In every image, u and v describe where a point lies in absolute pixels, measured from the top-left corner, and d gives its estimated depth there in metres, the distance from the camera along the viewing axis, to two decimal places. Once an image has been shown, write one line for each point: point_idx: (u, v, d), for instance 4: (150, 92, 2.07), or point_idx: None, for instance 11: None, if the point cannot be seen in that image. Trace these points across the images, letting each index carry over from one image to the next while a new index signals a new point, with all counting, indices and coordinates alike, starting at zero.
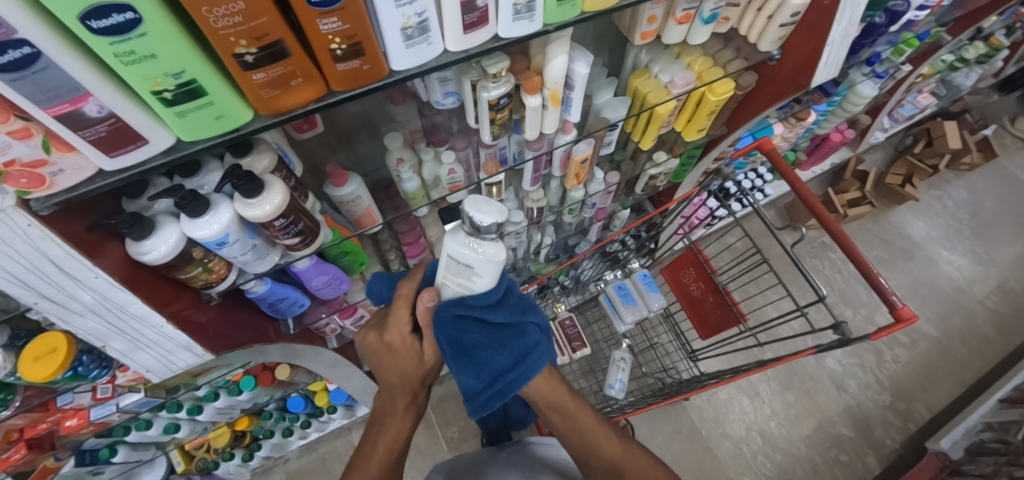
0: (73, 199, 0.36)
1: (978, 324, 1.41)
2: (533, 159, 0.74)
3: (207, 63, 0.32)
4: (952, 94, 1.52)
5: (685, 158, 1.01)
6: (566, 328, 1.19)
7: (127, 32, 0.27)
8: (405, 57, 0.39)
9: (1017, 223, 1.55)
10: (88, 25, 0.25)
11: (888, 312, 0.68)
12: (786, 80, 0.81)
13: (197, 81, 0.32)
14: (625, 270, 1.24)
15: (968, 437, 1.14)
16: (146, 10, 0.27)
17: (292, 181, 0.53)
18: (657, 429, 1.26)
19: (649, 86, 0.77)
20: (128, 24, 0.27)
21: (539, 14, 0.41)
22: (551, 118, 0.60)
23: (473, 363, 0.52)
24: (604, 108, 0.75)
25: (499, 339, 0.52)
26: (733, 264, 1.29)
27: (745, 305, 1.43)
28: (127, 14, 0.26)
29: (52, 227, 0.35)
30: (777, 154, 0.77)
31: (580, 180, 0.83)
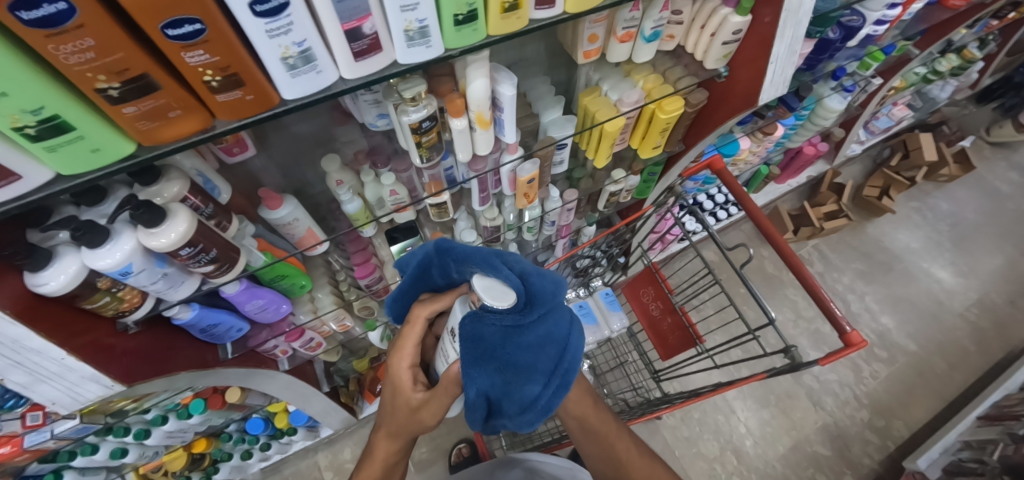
0: None
1: (959, 338, 1.38)
2: (477, 178, 0.73)
3: (71, 96, 0.31)
4: (929, 106, 1.51)
5: (646, 175, 0.99)
6: None
7: None
8: (294, 86, 0.38)
9: (998, 234, 1.53)
10: None
11: (838, 337, 0.66)
12: (739, 97, 0.79)
13: (61, 118, 0.31)
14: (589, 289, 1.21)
15: (946, 455, 1.10)
16: None
17: (210, 207, 0.52)
18: None
19: (599, 105, 0.77)
20: None
21: (436, 40, 0.40)
22: (485, 138, 0.59)
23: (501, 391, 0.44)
24: (551, 127, 0.75)
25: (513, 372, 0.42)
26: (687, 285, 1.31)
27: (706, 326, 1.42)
28: None
29: None
30: (727, 173, 0.76)
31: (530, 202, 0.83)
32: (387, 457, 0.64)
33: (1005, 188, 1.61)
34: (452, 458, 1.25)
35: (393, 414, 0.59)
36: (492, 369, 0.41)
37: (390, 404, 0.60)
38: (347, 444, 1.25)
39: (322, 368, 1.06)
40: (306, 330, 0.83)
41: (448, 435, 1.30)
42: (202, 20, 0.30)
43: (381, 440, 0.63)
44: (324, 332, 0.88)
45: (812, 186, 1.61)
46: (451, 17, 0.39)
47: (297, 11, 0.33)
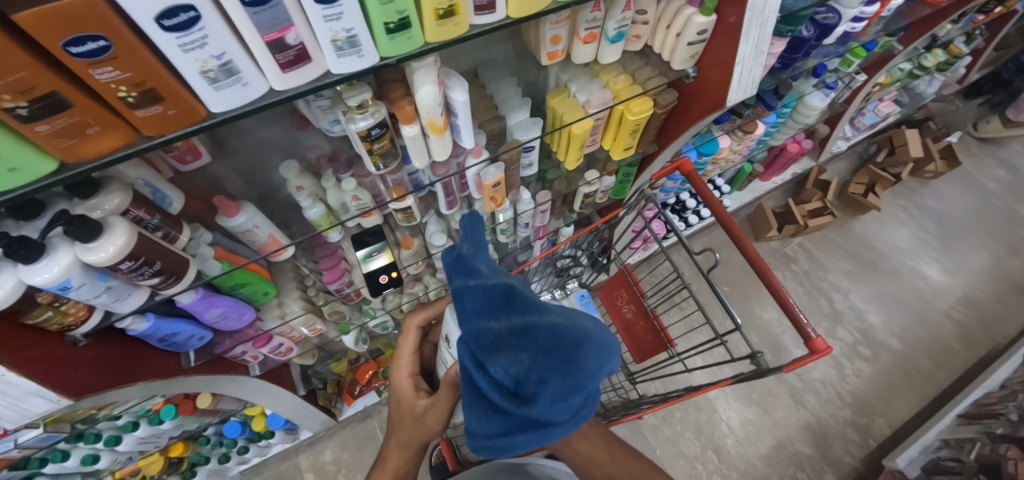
0: None
1: (943, 335, 1.38)
2: (441, 182, 0.72)
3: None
4: (914, 102, 1.50)
5: (621, 176, 0.98)
6: None
7: None
8: (219, 98, 0.38)
9: (985, 231, 1.52)
10: None
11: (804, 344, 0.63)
12: (708, 98, 0.77)
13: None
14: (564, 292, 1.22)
15: (925, 454, 1.09)
16: None
17: (156, 219, 0.52)
18: None
19: (566, 106, 0.76)
20: None
21: (367, 49, 0.40)
22: (441, 143, 0.58)
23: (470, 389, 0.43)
24: (516, 130, 0.74)
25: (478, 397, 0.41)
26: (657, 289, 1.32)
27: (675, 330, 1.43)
28: None
29: None
30: (696, 176, 0.75)
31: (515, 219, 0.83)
32: (399, 469, 0.63)
33: (992, 184, 1.60)
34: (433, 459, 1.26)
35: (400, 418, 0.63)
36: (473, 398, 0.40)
37: (397, 415, 0.64)
38: (328, 445, 1.26)
39: (298, 372, 1.07)
40: (274, 336, 0.84)
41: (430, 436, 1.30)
42: (106, 37, 0.29)
43: (392, 451, 0.63)
44: (293, 336, 0.88)
45: (797, 183, 1.60)
46: (382, 25, 0.38)
47: (212, 25, 0.32)
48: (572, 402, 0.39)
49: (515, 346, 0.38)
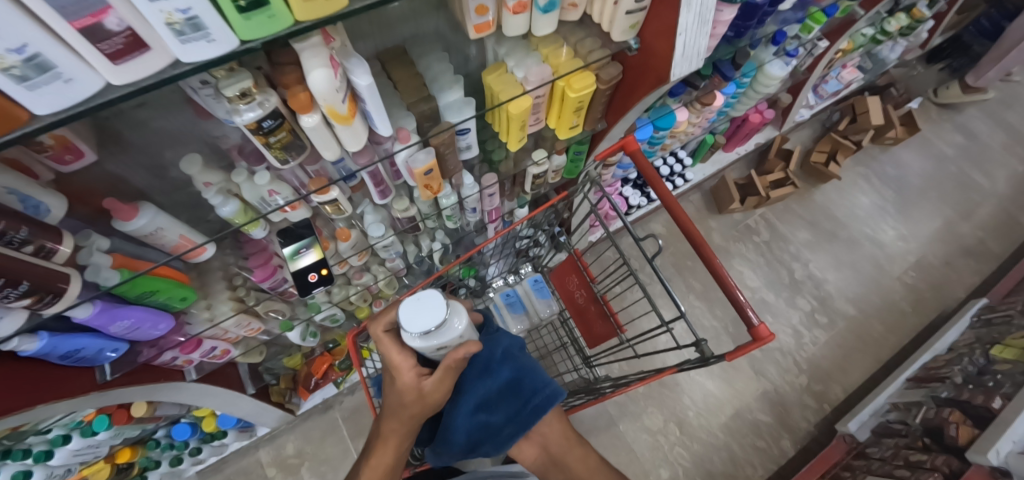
0: None
1: (895, 300, 1.42)
2: (367, 171, 0.67)
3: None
4: (877, 68, 1.47)
5: (572, 154, 0.94)
6: None
7: None
8: (39, 99, 0.32)
9: (941, 197, 1.55)
10: None
11: (746, 332, 0.60)
12: (652, 72, 0.73)
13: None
14: (518, 276, 1.20)
15: (875, 417, 1.13)
16: None
17: (24, 232, 0.45)
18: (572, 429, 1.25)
19: (502, 83, 0.71)
20: None
21: (218, 33, 0.34)
22: (352, 132, 0.53)
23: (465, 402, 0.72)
24: (448, 111, 0.69)
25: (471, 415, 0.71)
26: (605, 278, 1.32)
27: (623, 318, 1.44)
28: None
29: None
30: (640, 156, 0.71)
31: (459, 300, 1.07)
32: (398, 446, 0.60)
33: (949, 150, 1.62)
34: None
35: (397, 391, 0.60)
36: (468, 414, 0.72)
37: (395, 400, 0.59)
38: (290, 438, 1.27)
39: (246, 370, 1.07)
40: (205, 340, 0.82)
41: None
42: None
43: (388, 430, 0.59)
44: (227, 339, 0.87)
45: (760, 153, 1.59)
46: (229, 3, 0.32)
47: None
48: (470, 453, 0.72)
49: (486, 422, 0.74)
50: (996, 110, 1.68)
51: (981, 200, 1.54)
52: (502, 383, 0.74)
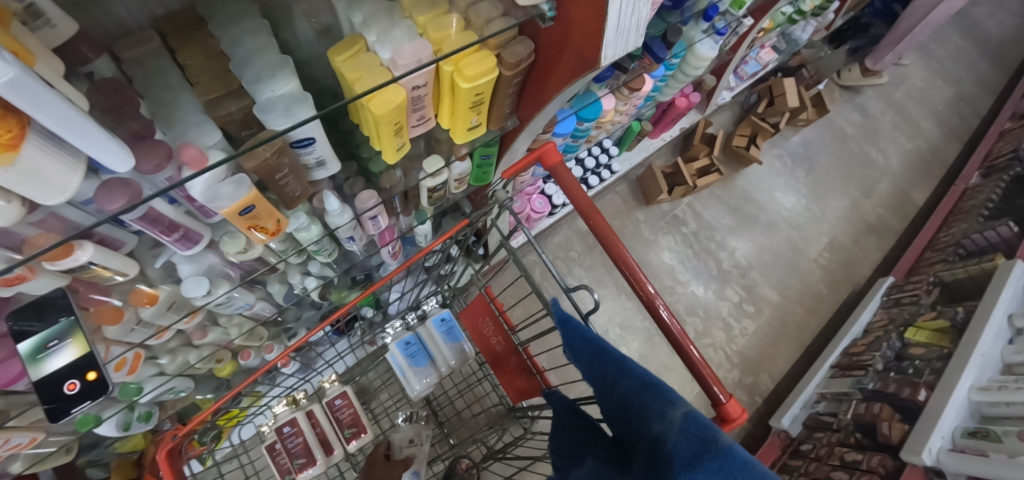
0: None
1: (812, 282, 1.45)
2: (140, 219, 0.42)
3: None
4: (790, 49, 1.41)
5: (478, 159, 0.73)
6: (337, 410, 0.81)
7: None
8: None
9: (844, 175, 1.61)
10: None
11: (712, 412, 0.49)
12: (573, 56, 0.55)
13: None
14: (419, 314, 0.99)
15: (805, 409, 1.14)
16: None
17: None
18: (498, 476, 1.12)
19: (357, 67, 0.48)
20: None
21: None
22: (32, 178, 0.29)
23: None
24: (268, 114, 0.45)
25: None
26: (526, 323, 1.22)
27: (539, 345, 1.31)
28: None
29: None
30: (563, 170, 0.56)
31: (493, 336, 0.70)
32: None
33: (850, 129, 1.68)
34: None
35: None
36: None
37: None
38: None
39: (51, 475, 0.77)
40: None
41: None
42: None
43: None
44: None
45: (685, 138, 1.51)
46: None
47: None
48: None
49: None
50: (887, 91, 1.78)
51: (879, 177, 1.63)
52: None
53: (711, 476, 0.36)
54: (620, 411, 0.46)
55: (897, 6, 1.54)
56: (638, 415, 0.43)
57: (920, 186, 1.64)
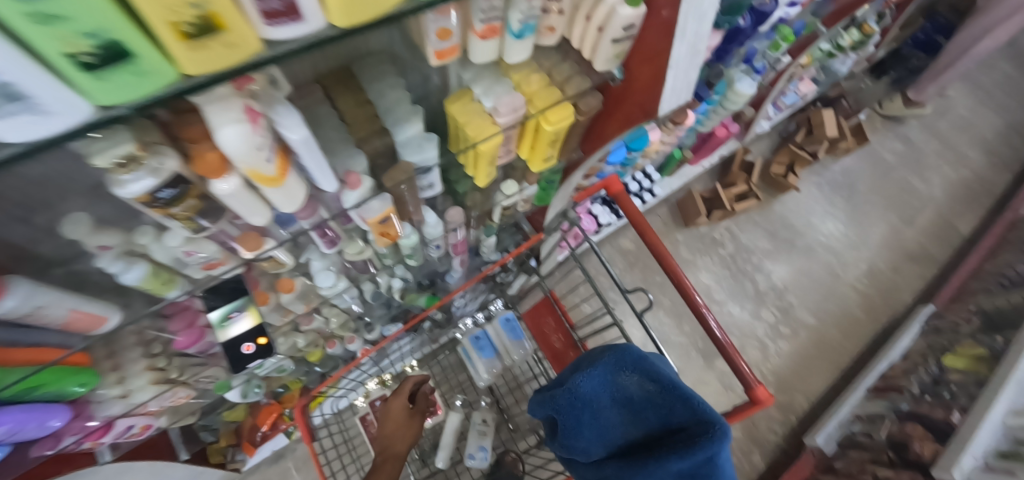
0: None
1: (849, 307, 1.48)
2: (313, 226, 0.57)
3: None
4: (829, 80, 1.46)
5: (544, 183, 0.87)
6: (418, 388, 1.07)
7: None
8: None
9: (884, 203, 1.63)
10: None
11: (743, 394, 0.55)
12: (634, 105, 0.68)
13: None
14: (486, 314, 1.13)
15: (840, 429, 1.17)
16: None
17: None
18: None
19: (468, 114, 0.63)
20: None
21: (54, 106, 0.23)
22: (288, 194, 0.44)
23: (580, 394, 0.57)
24: (406, 149, 0.60)
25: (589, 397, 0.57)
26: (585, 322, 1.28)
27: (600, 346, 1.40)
28: None
29: None
30: (625, 197, 0.68)
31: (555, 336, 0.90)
32: None
33: (891, 158, 1.71)
34: None
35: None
36: (581, 399, 0.57)
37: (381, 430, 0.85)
38: None
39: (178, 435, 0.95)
40: (118, 421, 0.69)
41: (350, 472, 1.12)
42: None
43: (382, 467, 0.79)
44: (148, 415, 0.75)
45: (723, 165, 1.59)
46: (68, 62, 0.21)
47: None
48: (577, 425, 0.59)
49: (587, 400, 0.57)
50: (931, 121, 1.79)
51: (921, 206, 1.64)
52: (636, 402, 0.56)
53: (606, 365, 0.58)
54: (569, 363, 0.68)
55: (940, 39, 1.55)
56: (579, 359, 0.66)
57: (965, 216, 1.64)
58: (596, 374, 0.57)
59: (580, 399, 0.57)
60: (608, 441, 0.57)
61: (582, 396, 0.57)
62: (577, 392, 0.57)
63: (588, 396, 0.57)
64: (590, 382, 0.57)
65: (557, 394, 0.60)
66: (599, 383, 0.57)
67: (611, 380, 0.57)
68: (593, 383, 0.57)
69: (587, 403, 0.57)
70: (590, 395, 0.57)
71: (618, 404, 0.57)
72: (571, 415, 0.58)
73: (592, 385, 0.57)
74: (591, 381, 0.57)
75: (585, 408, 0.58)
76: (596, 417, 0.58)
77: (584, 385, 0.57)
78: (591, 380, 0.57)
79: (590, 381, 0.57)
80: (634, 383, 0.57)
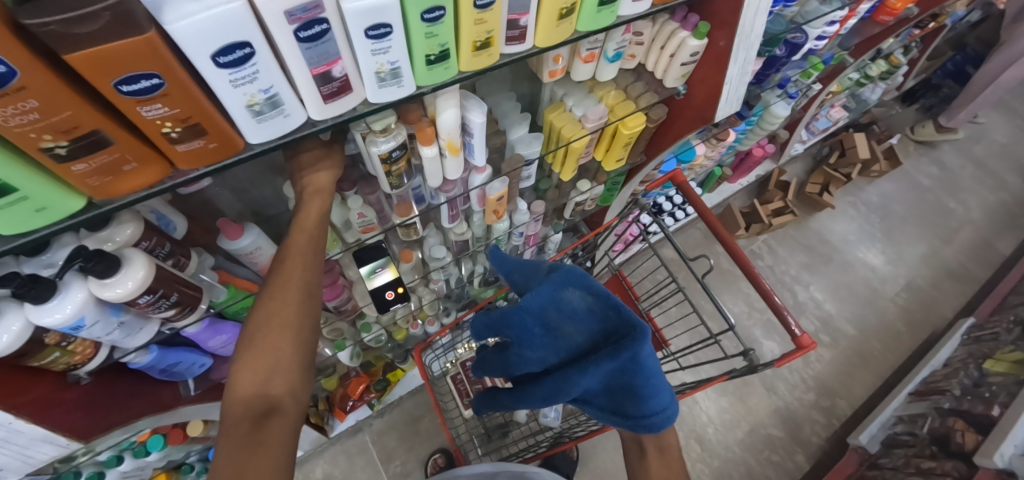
0: None
1: (889, 320, 1.54)
2: (447, 200, 0.74)
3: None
4: (860, 107, 1.62)
5: (609, 185, 1.03)
6: None
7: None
8: (261, 131, 0.37)
9: (920, 223, 1.71)
10: None
11: (789, 341, 0.69)
12: (694, 114, 0.84)
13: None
14: None
15: (883, 430, 1.23)
16: (17, 62, 0.24)
17: (167, 247, 0.50)
18: (595, 454, 1.30)
19: (564, 121, 0.79)
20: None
21: (407, 79, 0.41)
22: (456, 164, 0.61)
23: (529, 311, 0.64)
24: (518, 144, 0.77)
25: (540, 316, 0.64)
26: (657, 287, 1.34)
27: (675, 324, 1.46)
28: None
29: None
30: (687, 186, 0.81)
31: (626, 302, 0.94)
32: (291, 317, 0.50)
33: (926, 181, 1.79)
34: (429, 469, 1.20)
35: (312, 201, 0.55)
36: (530, 316, 0.64)
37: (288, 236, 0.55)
38: (318, 463, 1.21)
39: None
40: None
41: (421, 446, 1.24)
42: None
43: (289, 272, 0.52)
44: None
45: (760, 184, 1.72)
46: (423, 57, 0.40)
47: (265, 60, 0.32)
48: (532, 344, 0.66)
49: (535, 316, 0.64)
50: (964, 146, 1.88)
51: (957, 227, 1.71)
52: (581, 312, 0.63)
53: (551, 282, 0.63)
54: (517, 280, 0.71)
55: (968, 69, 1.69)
56: (524, 282, 0.69)
57: (1002, 238, 1.70)
58: (542, 292, 0.63)
59: (529, 314, 0.64)
60: (557, 350, 0.65)
61: (532, 310, 0.63)
62: (526, 308, 0.63)
63: (537, 310, 0.63)
64: (537, 299, 0.63)
65: (512, 309, 0.66)
66: (544, 299, 0.63)
67: (555, 291, 0.63)
68: (541, 298, 0.63)
69: (537, 317, 0.64)
70: (538, 310, 0.63)
71: (564, 316, 0.63)
72: (521, 324, 0.65)
73: (540, 302, 0.63)
74: (539, 297, 0.63)
75: (531, 319, 0.64)
76: (545, 329, 0.64)
77: (534, 302, 0.63)
78: (538, 297, 0.63)
79: (539, 297, 0.63)
80: (575, 292, 0.63)
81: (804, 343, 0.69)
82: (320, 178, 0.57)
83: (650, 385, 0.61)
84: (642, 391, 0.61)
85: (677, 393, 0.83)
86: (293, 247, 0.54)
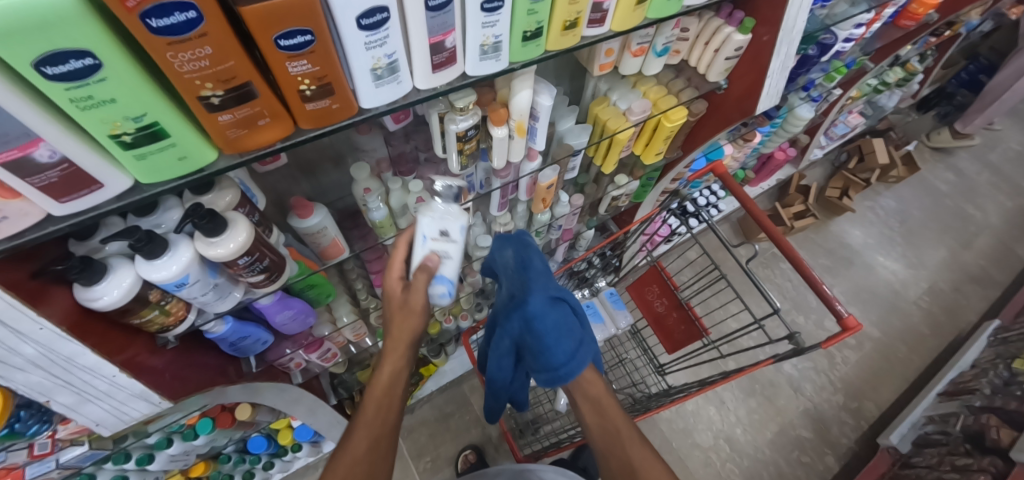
0: (36, 239, 0.34)
1: (914, 323, 1.54)
2: (500, 187, 0.76)
3: (105, 33, 0.25)
4: (877, 114, 1.66)
5: (645, 180, 1.08)
6: None
7: (187, 32, 0.27)
8: (375, 95, 0.40)
9: (940, 228, 1.73)
10: (148, 23, 0.25)
11: (836, 323, 0.71)
12: (733, 107, 0.87)
13: (103, 70, 0.27)
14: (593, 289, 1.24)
15: (914, 430, 1.22)
16: (206, 10, 0.27)
17: (256, 216, 0.52)
18: None
19: (609, 114, 0.81)
20: (188, 23, 0.27)
21: (504, 54, 0.44)
22: (517, 148, 0.64)
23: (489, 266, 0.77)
24: (567, 136, 0.79)
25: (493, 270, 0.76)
26: (694, 279, 1.36)
27: (709, 319, 1.47)
28: (189, 13, 0.26)
29: (16, 294, 0.33)
30: (729, 177, 0.83)
31: (666, 289, 0.96)
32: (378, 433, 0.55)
33: (944, 187, 1.82)
34: (459, 466, 1.19)
35: (404, 327, 0.58)
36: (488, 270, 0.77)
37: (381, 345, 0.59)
38: None
39: (327, 382, 1.04)
40: (325, 341, 0.83)
41: (451, 442, 1.24)
42: (95, 54, 0.26)
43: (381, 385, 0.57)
44: (339, 341, 0.88)
45: (781, 188, 1.74)
46: (521, 33, 0.43)
47: (395, 25, 0.35)
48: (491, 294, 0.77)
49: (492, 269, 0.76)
50: (980, 153, 1.91)
51: (977, 232, 1.73)
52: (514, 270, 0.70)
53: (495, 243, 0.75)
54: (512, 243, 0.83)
55: (983, 78, 1.74)
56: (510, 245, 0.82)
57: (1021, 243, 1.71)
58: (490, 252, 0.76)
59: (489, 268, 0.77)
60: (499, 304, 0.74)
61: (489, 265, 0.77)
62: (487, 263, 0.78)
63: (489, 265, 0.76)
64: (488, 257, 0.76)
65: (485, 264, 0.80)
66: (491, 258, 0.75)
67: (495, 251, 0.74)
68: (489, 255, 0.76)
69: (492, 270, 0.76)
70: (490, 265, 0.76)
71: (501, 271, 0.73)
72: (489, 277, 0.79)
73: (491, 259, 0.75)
74: (490, 255, 0.76)
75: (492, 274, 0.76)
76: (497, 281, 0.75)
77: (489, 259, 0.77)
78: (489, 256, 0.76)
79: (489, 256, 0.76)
80: (512, 252, 0.72)
81: (845, 328, 0.70)
82: (415, 301, 0.58)
83: (541, 335, 0.62)
84: (534, 339, 0.63)
85: (720, 379, 0.84)
86: (385, 362, 0.58)
